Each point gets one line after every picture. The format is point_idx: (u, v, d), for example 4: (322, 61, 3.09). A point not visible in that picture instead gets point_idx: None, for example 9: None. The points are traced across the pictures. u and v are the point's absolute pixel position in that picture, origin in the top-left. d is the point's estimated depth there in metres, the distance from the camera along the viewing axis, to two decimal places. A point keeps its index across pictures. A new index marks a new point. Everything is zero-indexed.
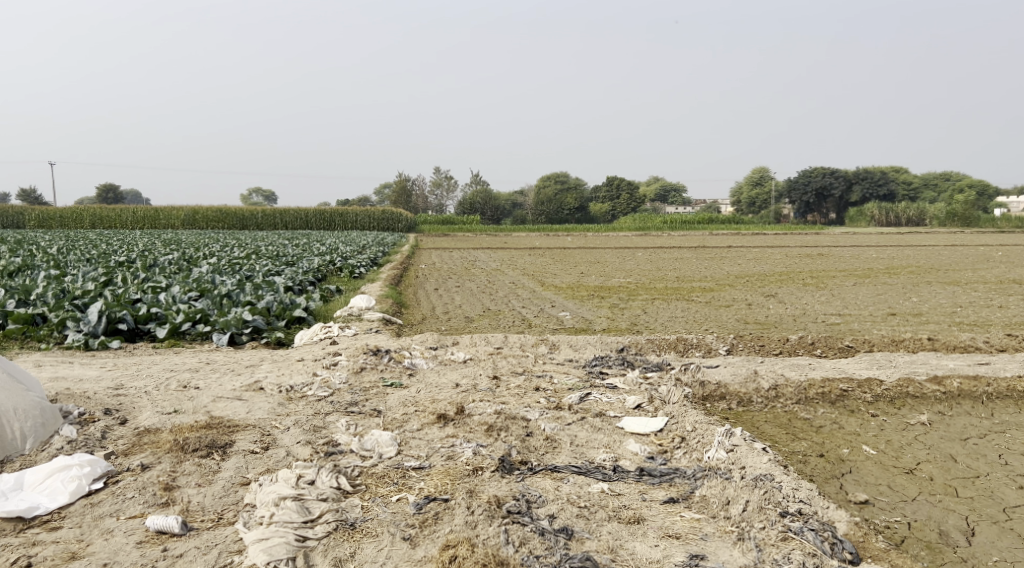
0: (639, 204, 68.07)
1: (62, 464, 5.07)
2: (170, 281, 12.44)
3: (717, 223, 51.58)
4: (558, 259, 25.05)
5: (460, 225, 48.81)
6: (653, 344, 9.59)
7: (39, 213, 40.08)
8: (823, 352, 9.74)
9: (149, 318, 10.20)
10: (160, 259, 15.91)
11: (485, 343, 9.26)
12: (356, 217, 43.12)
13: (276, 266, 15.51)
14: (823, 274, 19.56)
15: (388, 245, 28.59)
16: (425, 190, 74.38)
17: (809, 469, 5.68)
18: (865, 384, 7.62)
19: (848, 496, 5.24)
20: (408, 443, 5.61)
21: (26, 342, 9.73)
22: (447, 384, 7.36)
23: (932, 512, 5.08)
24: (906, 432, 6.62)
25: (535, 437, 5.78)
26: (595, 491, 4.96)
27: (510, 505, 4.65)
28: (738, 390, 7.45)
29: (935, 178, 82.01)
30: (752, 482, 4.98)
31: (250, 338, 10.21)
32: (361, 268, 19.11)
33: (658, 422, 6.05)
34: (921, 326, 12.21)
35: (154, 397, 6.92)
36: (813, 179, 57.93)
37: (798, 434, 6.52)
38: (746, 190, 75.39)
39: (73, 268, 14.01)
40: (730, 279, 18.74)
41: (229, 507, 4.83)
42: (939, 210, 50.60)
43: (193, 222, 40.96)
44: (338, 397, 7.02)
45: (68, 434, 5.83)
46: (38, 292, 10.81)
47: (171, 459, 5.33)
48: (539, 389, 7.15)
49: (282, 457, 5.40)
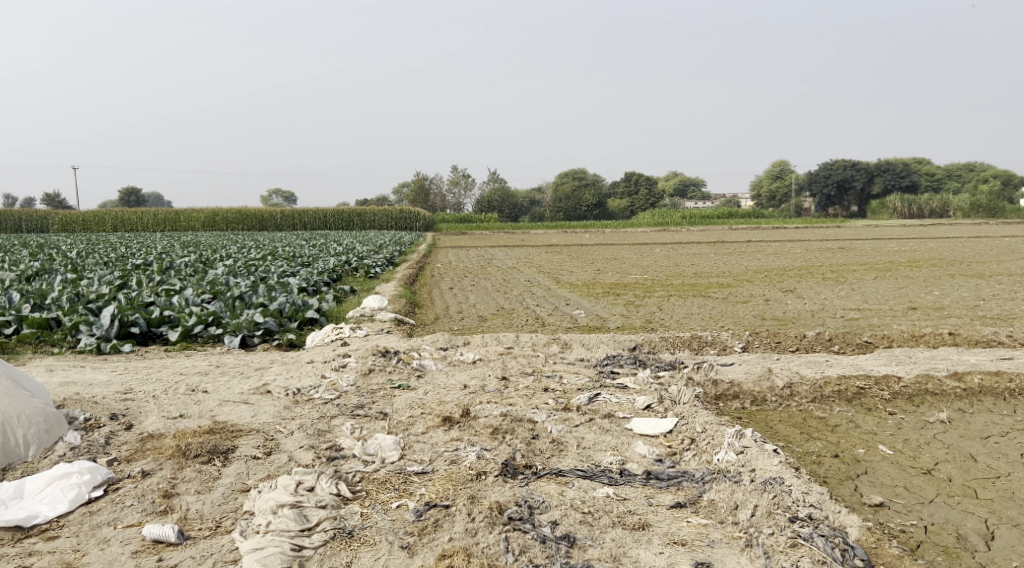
0: (658, 200, 67.62)
1: (61, 471, 5.02)
2: (184, 283, 12.43)
3: (737, 218, 51.19)
4: (574, 257, 24.91)
5: (478, 223, 48.76)
6: (666, 342, 9.44)
7: (62, 217, 40.54)
8: (841, 349, 9.56)
9: (161, 321, 10.20)
10: (176, 261, 15.91)
11: (496, 343, 9.17)
12: (374, 217, 43.18)
13: (291, 267, 15.45)
14: (844, 268, 19.29)
15: (406, 244, 28.66)
16: (443, 189, 74.43)
17: (823, 470, 5.52)
18: (882, 381, 7.44)
19: (863, 498, 5.08)
20: (412, 447, 5.52)
21: (40, 346, 9.74)
22: (455, 386, 7.26)
23: (950, 515, 4.91)
24: (925, 431, 6.44)
25: (541, 440, 5.67)
26: (599, 496, 4.84)
27: (511, 512, 4.55)
28: (751, 389, 7.30)
29: (959, 169, 80.84)
30: (762, 485, 4.84)
31: (262, 340, 10.15)
32: (376, 268, 19.07)
33: (668, 423, 5.90)
34: (943, 321, 11.97)
35: (161, 402, 6.88)
36: (833, 172, 57.30)
37: (813, 434, 6.35)
38: (766, 184, 74.78)
39: (89, 271, 14.06)
40: (748, 274, 18.55)
41: (228, 515, 4.77)
42: (962, 201, 49.92)
43: (213, 224, 41.21)
44: (345, 400, 6.94)
45: (72, 440, 5.80)
46: (52, 297, 10.84)
47: (172, 466, 5.27)
48: (548, 389, 7.04)
49: (283, 463, 5.33)
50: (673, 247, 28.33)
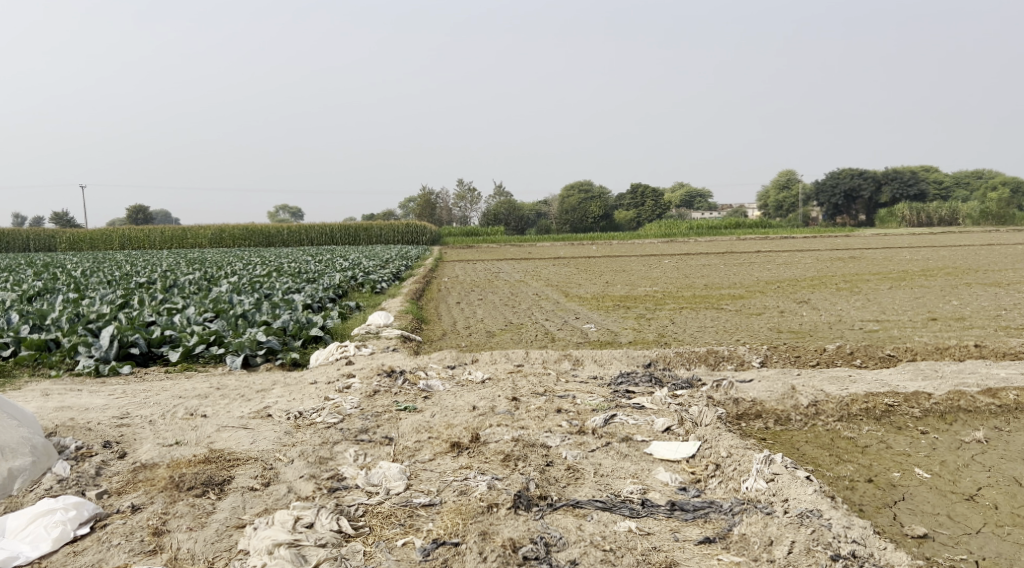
0: (664, 210, 67.14)
1: (45, 508, 4.71)
2: (187, 302, 12.08)
3: (745, 228, 50.74)
4: (581, 269, 24.52)
5: (485, 236, 48.40)
6: (681, 357, 9.04)
7: (70, 236, 40.59)
8: (864, 362, 9.16)
9: (163, 341, 9.86)
10: (180, 279, 15.55)
11: (506, 361, 8.81)
12: (381, 231, 42.86)
13: (296, 284, 15.10)
14: (858, 278, 18.83)
15: (413, 258, 28.38)
16: (449, 203, 74.23)
17: (857, 497, 5.18)
18: (912, 398, 7.06)
19: (905, 529, 4.77)
20: (419, 476, 5.18)
21: (37, 369, 9.41)
22: (464, 407, 6.88)
23: (1002, 548, 4.62)
24: (962, 452, 6.08)
25: (556, 467, 5.32)
26: (621, 530, 4.54)
27: (527, 551, 4.32)
28: (775, 407, 6.92)
29: (967, 176, 80.11)
30: (797, 520, 4.56)
31: (265, 359, 9.77)
32: (383, 284, 18.71)
33: (690, 447, 5.55)
34: (966, 332, 11.54)
35: (157, 428, 6.55)
36: (841, 181, 56.78)
37: (844, 456, 5.99)
38: (773, 194, 74.65)
39: (92, 290, 13.71)
40: (760, 285, 18.10)
41: (222, 555, 4.46)
42: (972, 209, 49.39)
43: (221, 240, 41.10)
44: (349, 424, 6.59)
45: (61, 471, 5.50)
46: (52, 317, 10.51)
47: (164, 499, 4.94)
48: (561, 411, 6.69)
49: (283, 495, 5.01)
50: (682, 258, 28.04)
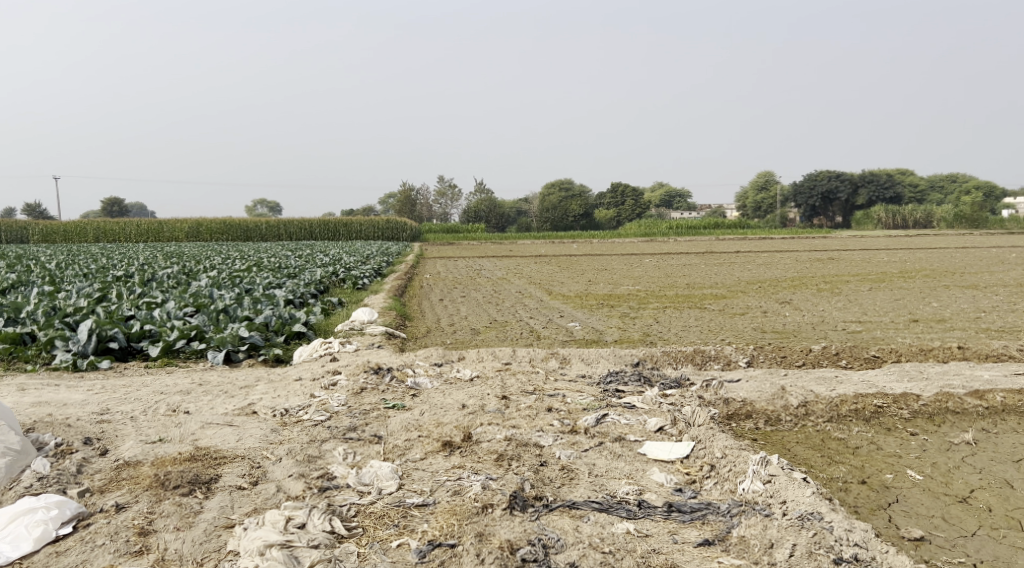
0: (644, 210, 67.34)
1: (26, 507, 4.57)
2: (166, 296, 11.86)
3: (723, 228, 50.92)
4: (563, 268, 24.49)
5: (466, 233, 48.21)
6: (668, 357, 8.99)
7: (43, 228, 39.93)
8: (849, 363, 9.16)
9: (142, 335, 9.67)
10: (158, 273, 15.29)
11: (493, 359, 8.73)
12: (361, 226, 42.62)
13: (277, 279, 14.90)
14: (838, 279, 18.94)
15: (394, 254, 28.20)
16: (429, 200, 73.89)
17: (852, 498, 5.16)
18: (901, 400, 7.07)
19: (902, 532, 4.76)
20: (411, 476, 5.09)
21: (13, 363, 9.19)
22: (453, 405, 6.80)
23: (998, 551, 4.62)
24: (953, 454, 6.08)
25: (550, 467, 5.25)
26: (619, 532, 4.49)
27: (525, 553, 4.26)
28: (765, 408, 6.91)
29: (941, 179, 81.09)
30: (797, 522, 4.53)
31: (247, 355, 9.62)
32: (365, 279, 18.53)
33: (684, 448, 5.51)
34: (947, 334, 11.63)
35: (139, 424, 6.40)
36: (818, 182, 56.96)
37: (835, 458, 5.97)
38: (752, 195, 75.20)
39: (68, 283, 13.44)
40: (742, 285, 18.16)
41: (211, 556, 4.35)
42: (947, 212, 49.99)
43: (198, 234, 40.66)
44: (336, 422, 6.48)
45: (40, 468, 5.34)
46: (27, 310, 10.27)
47: (149, 498, 4.82)
48: (552, 410, 6.62)
49: (272, 494, 4.91)
50: (662, 257, 28.14)
